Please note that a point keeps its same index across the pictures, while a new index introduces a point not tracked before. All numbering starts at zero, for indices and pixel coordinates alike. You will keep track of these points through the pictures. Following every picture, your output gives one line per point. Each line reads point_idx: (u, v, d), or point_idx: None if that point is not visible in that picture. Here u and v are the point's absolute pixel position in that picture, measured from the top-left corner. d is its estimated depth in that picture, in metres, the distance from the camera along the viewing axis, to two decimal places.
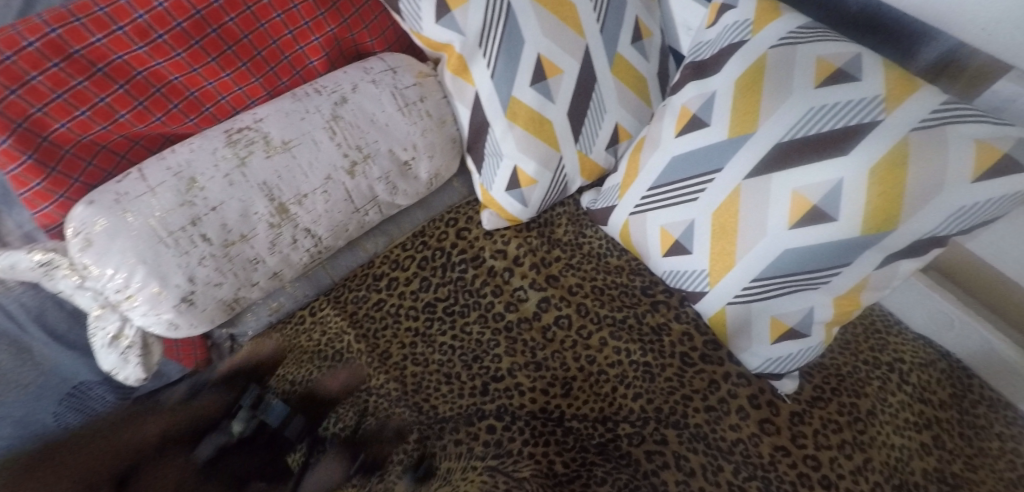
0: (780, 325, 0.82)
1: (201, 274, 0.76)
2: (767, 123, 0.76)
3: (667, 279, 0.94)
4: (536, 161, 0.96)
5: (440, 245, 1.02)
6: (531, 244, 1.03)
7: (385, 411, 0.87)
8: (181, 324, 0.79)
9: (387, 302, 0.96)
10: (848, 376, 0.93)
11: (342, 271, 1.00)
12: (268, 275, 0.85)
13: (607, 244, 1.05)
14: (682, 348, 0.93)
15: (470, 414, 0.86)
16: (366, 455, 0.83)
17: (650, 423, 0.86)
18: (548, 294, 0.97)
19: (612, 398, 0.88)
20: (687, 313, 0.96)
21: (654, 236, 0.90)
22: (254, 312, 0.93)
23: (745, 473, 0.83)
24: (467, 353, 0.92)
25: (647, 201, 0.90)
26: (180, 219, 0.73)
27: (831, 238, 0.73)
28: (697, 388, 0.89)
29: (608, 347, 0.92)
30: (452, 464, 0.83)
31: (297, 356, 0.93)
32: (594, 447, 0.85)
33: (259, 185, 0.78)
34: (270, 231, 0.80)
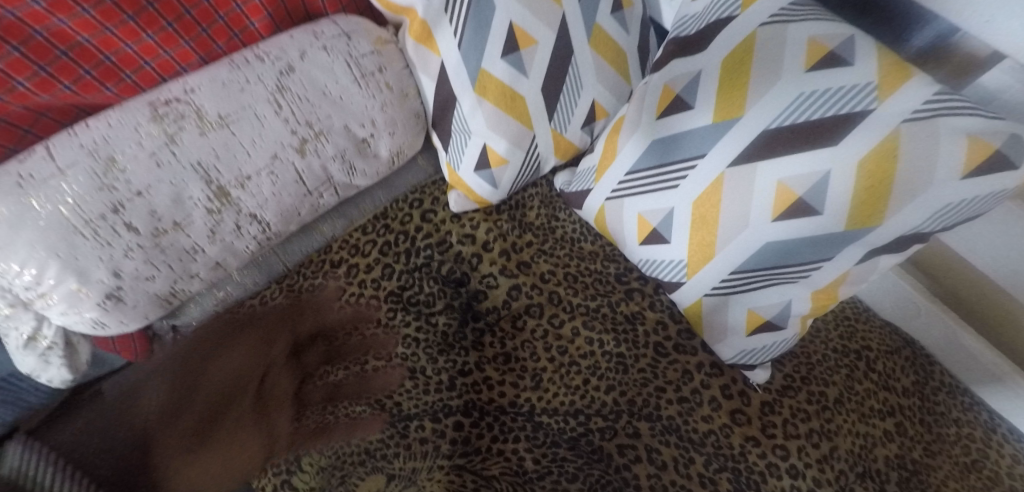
0: (756, 317, 0.80)
1: (128, 268, 0.68)
2: (748, 111, 0.71)
3: (644, 269, 0.91)
4: (506, 140, 0.89)
5: (403, 229, 0.94)
6: (501, 228, 0.97)
7: (345, 408, 0.81)
8: (107, 322, 0.72)
9: (346, 292, 0.89)
10: (818, 364, 0.93)
11: (296, 257, 0.92)
12: (210, 265, 0.77)
13: (581, 228, 1.00)
14: (656, 337, 0.90)
15: (436, 410, 0.82)
16: (324, 457, 0.79)
17: (622, 416, 0.84)
18: (518, 282, 0.92)
19: (583, 392, 0.85)
20: (661, 302, 0.94)
21: (631, 223, 0.86)
22: (197, 302, 0.85)
23: (715, 465, 0.82)
24: (432, 346, 0.87)
25: (624, 186, 0.86)
26: (97, 206, 0.64)
27: (814, 231, 0.70)
28: (670, 378, 0.87)
29: (580, 338, 0.88)
30: (417, 463, 0.79)
31: None
32: (565, 442, 0.82)
33: (193, 166, 0.68)
34: (208, 217, 0.72)
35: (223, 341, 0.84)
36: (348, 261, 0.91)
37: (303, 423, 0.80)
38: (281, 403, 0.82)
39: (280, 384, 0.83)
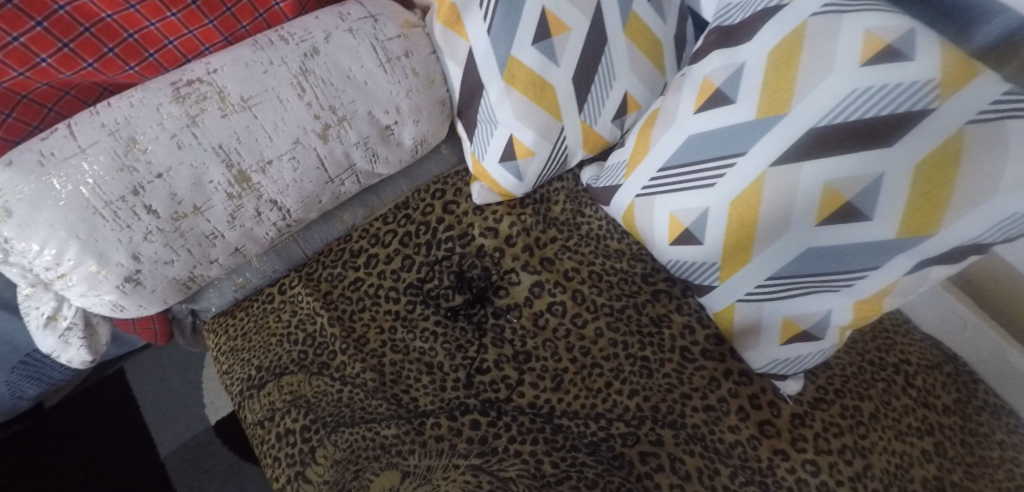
0: (792, 326, 0.76)
1: (148, 251, 0.67)
2: (796, 107, 0.66)
3: (673, 271, 0.87)
4: (534, 132, 0.86)
5: (425, 220, 0.93)
6: (524, 222, 0.94)
7: (360, 402, 0.79)
8: (125, 306, 0.71)
9: (365, 282, 0.89)
10: (853, 377, 0.89)
11: (315, 245, 0.93)
12: (230, 250, 0.76)
13: (607, 225, 0.96)
14: (682, 342, 0.87)
15: (453, 408, 0.80)
16: (338, 450, 0.76)
17: (646, 422, 0.80)
18: (541, 278, 0.89)
19: (604, 395, 0.82)
20: (689, 305, 0.90)
21: (661, 222, 0.82)
22: (216, 288, 0.87)
23: (742, 478, 0.78)
24: (451, 341, 0.85)
25: (656, 183, 0.81)
26: (119, 188, 0.63)
27: (860, 238, 0.66)
28: (696, 385, 0.84)
29: (603, 339, 0.86)
30: (433, 461, 0.76)
31: (264, 339, 0.85)
32: (586, 446, 0.78)
33: (214, 149, 0.67)
34: (228, 201, 0.70)
35: (258, 341, 0.85)
36: (367, 252, 0.91)
37: (317, 414, 0.78)
38: (297, 393, 0.80)
39: (296, 374, 0.82)
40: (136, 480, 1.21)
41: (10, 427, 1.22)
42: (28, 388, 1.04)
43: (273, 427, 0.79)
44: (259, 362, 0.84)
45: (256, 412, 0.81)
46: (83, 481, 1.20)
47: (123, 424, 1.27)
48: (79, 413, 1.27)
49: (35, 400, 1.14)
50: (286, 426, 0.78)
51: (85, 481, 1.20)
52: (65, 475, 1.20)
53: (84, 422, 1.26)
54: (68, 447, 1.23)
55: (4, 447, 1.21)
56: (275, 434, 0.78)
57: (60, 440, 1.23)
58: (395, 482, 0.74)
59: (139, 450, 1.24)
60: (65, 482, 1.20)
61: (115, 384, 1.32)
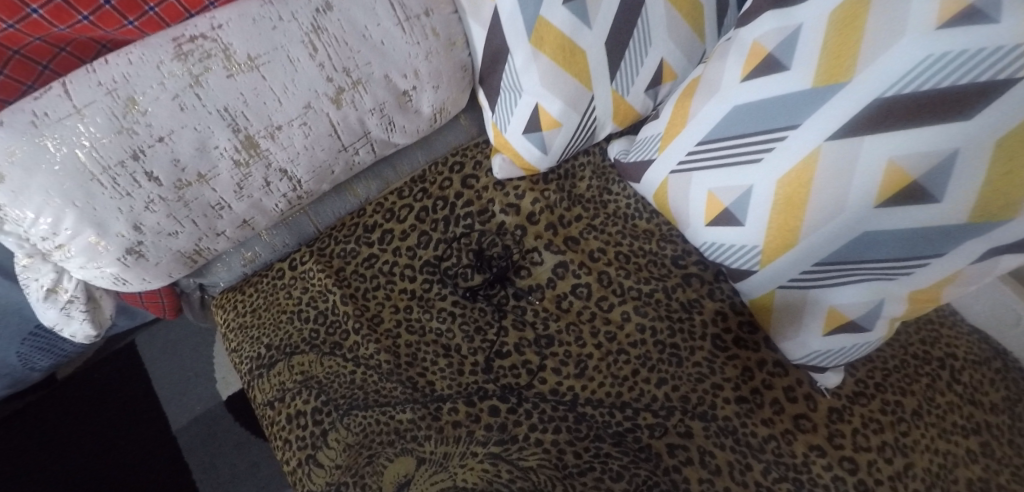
0: (838, 316, 0.71)
1: (150, 222, 0.63)
2: (861, 75, 0.59)
3: (708, 254, 0.81)
4: (561, 101, 0.80)
5: (443, 195, 0.89)
6: (548, 199, 0.89)
7: (374, 384, 0.76)
8: (128, 279, 0.67)
9: (380, 259, 0.84)
10: (895, 371, 0.83)
11: (328, 220, 0.88)
12: (237, 223, 0.71)
13: (635, 204, 0.90)
14: (714, 329, 0.82)
15: (471, 393, 0.76)
16: (351, 434, 0.73)
17: (675, 413, 0.76)
18: (565, 259, 0.84)
19: (630, 384, 0.77)
20: (721, 290, 0.84)
21: (698, 201, 0.76)
22: (224, 262, 0.83)
23: (776, 474, 0.74)
24: (469, 323, 0.80)
25: (694, 158, 0.75)
26: (118, 152, 0.58)
27: (925, 222, 0.60)
28: (728, 375, 0.79)
29: (630, 324, 0.81)
30: (449, 448, 0.72)
31: (274, 316, 0.82)
32: (610, 436, 0.74)
33: (219, 112, 0.61)
34: (234, 169, 0.65)
35: (268, 318, 0.82)
36: (382, 227, 0.86)
37: (329, 396, 0.75)
38: (308, 373, 0.77)
39: (307, 353, 0.78)
40: (148, 453, 1.20)
41: (24, 397, 1.21)
42: (40, 359, 1.02)
43: (283, 408, 0.75)
44: (268, 340, 0.80)
45: (265, 392, 0.77)
46: (95, 453, 1.19)
47: (135, 397, 1.25)
48: (92, 385, 1.25)
49: (47, 371, 1.13)
50: (297, 408, 0.75)
51: (98, 453, 1.19)
52: (79, 446, 1.19)
53: (96, 394, 1.25)
54: (80, 419, 1.22)
55: (17, 417, 1.21)
56: (284, 416, 0.75)
57: (73, 412, 1.22)
58: (409, 468, 0.71)
59: (151, 423, 1.23)
60: (78, 453, 1.19)
61: (127, 357, 1.30)
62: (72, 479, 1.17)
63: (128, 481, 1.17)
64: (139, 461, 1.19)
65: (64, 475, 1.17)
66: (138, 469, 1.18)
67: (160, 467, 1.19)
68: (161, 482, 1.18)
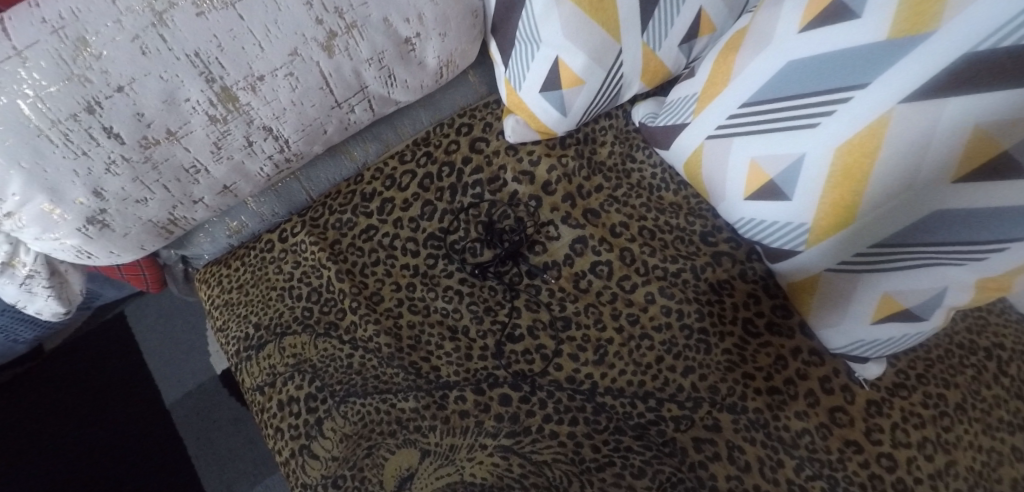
0: (891, 304, 0.63)
1: (114, 187, 0.55)
2: (951, 22, 0.49)
3: (744, 232, 0.73)
4: (585, 54, 0.70)
5: (449, 160, 0.80)
6: (566, 167, 0.80)
7: (374, 369, 0.69)
8: (93, 252, 0.59)
9: (379, 231, 0.76)
10: (938, 361, 0.76)
11: (322, 187, 0.80)
12: (217, 189, 0.63)
13: (661, 174, 0.82)
14: (745, 313, 0.74)
15: (481, 380, 0.69)
16: (348, 423, 0.67)
17: (702, 405, 0.69)
18: (584, 234, 0.76)
19: (654, 372, 0.71)
20: (755, 270, 0.77)
21: (738, 172, 0.68)
22: (207, 232, 0.75)
23: (809, 471, 0.68)
24: (478, 303, 0.73)
25: (736, 122, 0.66)
26: (69, 104, 0.48)
27: (1011, 201, 0.51)
28: (760, 364, 0.72)
29: (654, 307, 0.74)
30: (457, 440, 0.66)
31: (263, 292, 0.74)
32: (632, 429, 0.68)
33: (189, 58, 0.51)
34: (209, 126, 0.56)
35: (257, 295, 0.74)
36: (382, 195, 0.78)
37: (324, 381, 0.68)
38: (301, 356, 0.70)
39: (299, 334, 0.71)
40: (141, 428, 1.15)
41: (9, 370, 1.15)
42: (23, 331, 0.95)
43: (275, 394, 0.69)
44: (257, 319, 0.73)
45: (254, 376, 0.70)
46: (86, 428, 1.14)
47: (124, 370, 1.19)
48: (80, 357, 1.19)
49: (31, 344, 1.06)
50: (289, 394, 0.68)
51: (89, 427, 1.14)
52: (68, 420, 1.14)
53: (84, 366, 1.18)
54: (69, 392, 1.16)
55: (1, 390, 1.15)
56: (276, 402, 0.68)
57: (61, 385, 1.16)
58: (413, 461, 0.65)
59: (143, 398, 1.17)
60: (68, 428, 1.14)
61: (116, 328, 1.24)
62: (63, 455, 1.12)
63: (121, 457, 1.12)
64: (132, 437, 1.14)
65: (53, 450, 1.12)
66: (132, 444, 1.14)
67: (154, 442, 1.14)
68: (155, 457, 1.13)
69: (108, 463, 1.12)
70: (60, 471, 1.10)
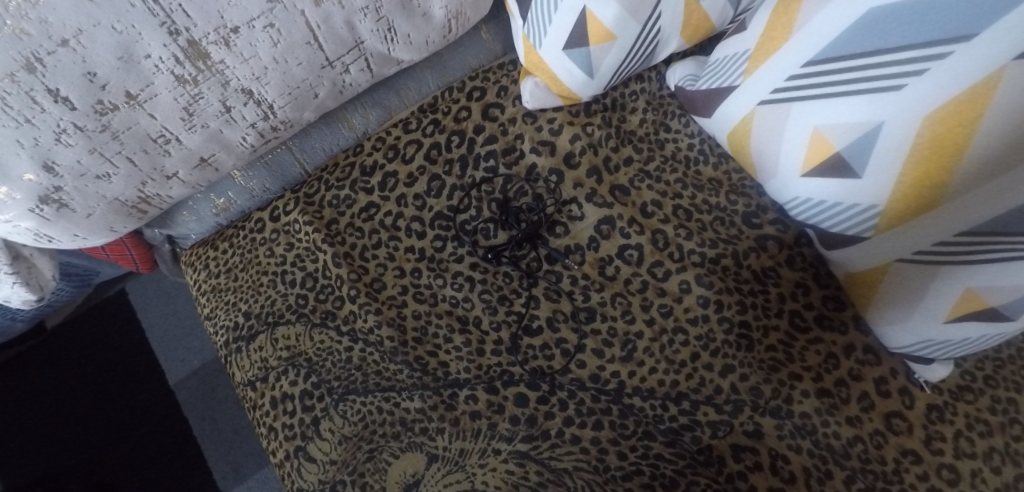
0: (974, 302, 0.53)
1: (68, 161, 0.47)
2: None
3: (795, 213, 0.64)
4: (618, 4, 0.59)
5: (459, 128, 0.71)
6: (591, 136, 0.70)
7: (376, 364, 0.62)
8: (53, 235, 0.52)
9: (381, 210, 0.68)
10: (1008, 363, 0.66)
11: (317, 158, 0.72)
12: (193, 162, 0.55)
13: (698, 145, 0.72)
14: (792, 305, 0.66)
15: (494, 378, 0.62)
16: (348, 424, 0.60)
17: (743, 409, 0.62)
18: (611, 214, 0.67)
19: (688, 371, 0.63)
20: (803, 257, 0.68)
21: (795, 144, 0.58)
22: (192, 210, 0.67)
23: (861, 485, 0.60)
24: (492, 291, 0.65)
25: (796, 85, 0.56)
26: (3, 61, 0.39)
27: None
28: (808, 363, 0.64)
29: (689, 297, 0.65)
30: (467, 444, 0.60)
31: (253, 277, 0.67)
32: (663, 434, 0.61)
33: (147, 5, 0.42)
34: (177, 88, 0.48)
35: (247, 281, 0.67)
36: (384, 168, 0.70)
37: (321, 377, 0.62)
38: (296, 349, 0.63)
39: (293, 324, 0.64)
40: (146, 408, 1.10)
41: (12, 347, 1.12)
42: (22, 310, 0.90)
43: (267, 390, 0.62)
44: (247, 307, 0.66)
45: (245, 370, 0.64)
46: (90, 408, 1.10)
47: (125, 349, 1.14)
48: (82, 335, 1.14)
49: (31, 322, 1.02)
50: (283, 390, 0.62)
51: (93, 408, 1.10)
52: (72, 400, 1.10)
53: (86, 345, 1.14)
54: (72, 371, 1.12)
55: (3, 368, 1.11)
56: (269, 400, 0.62)
57: (64, 363, 1.12)
58: (419, 467, 0.59)
59: (145, 377, 1.13)
60: (72, 408, 1.10)
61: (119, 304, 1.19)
62: (68, 436, 1.08)
63: (127, 439, 1.08)
64: (137, 417, 1.10)
65: (59, 431, 1.08)
66: (137, 425, 1.09)
67: (160, 422, 1.10)
68: (161, 438, 1.09)
69: (114, 445, 1.08)
70: (66, 452, 1.07)
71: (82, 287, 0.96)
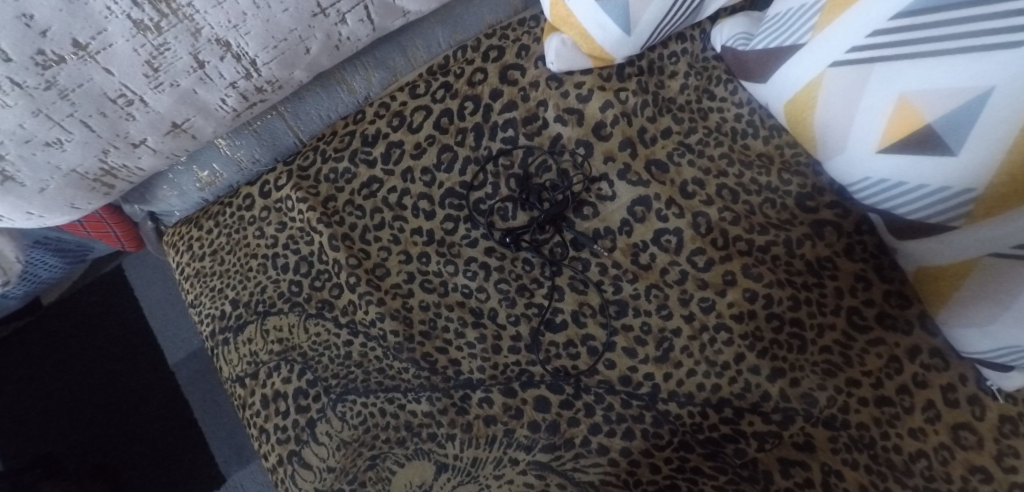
0: None
1: (9, 125, 0.39)
2: None
3: (865, 196, 0.55)
4: None
5: (473, 93, 0.62)
6: (625, 104, 0.61)
7: (379, 361, 0.55)
8: (4, 213, 0.46)
9: (385, 185, 0.60)
10: None
11: (313, 126, 0.63)
12: (163, 128, 0.47)
13: (747, 116, 0.63)
14: (851, 301, 0.58)
15: (513, 378, 0.55)
16: (347, 427, 0.54)
17: (795, 420, 0.54)
18: (646, 194, 0.59)
19: (731, 375, 0.55)
20: (864, 246, 0.59)
21: (874, 113, 0.49)
22: (172, 184, 0.60)
23: None
24: (510, 281, 0.58)
25: (880, 42, 0.47)
26: None
27: None
28: (868, 368, 0.56)
29: (735, 290, 0.57)
30: (481, 453, 0.53)
31: (241, 261, 0.60)
32: (701, 445, 0.54)
33: None
34: (135, 37, 0.39)
35: (234, 264, 0.60)
36: (387, 138, 0.61)
37: (317, 373, 0.55)
38: (289, 342, 0.56)
39: (285, 313, 0.57)
40: (144, 390, 1.02)
41: (8, 324, 1.04)
42: (14, 290, 0.82)
43: (258, 387, 0.56)
44: (235, 294, 0.59)
45: (233, 365, 0.57)
46: (87, 390, 1.02)
47: (124, 327, 1.05)
48: (78, 314, 1.06)
49: (26, 300, 0.95)
50: (275, 388, 0.55)
51: (93, 387, 1.02)
52: (71, 378, 1.02)
53: (83, 325, 1.05)
54: (71, 347, 1.04)
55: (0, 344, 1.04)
56: (259, 398, 0.55)
57: (62, 340, 1.04)
58: (427, 477, 0.52)
59: (145, 356, 1.04)
60: (69, 391, 1.02)
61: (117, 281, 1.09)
62: (68, 414, 1.01)
63: (127, 420, 1.01)
64: (137, 398, 1.02)
65: (58, 410, 1.01)
66: (136, 407, 1.01)
67: (159, 405, 1.01)
68: (162, 421, 1.01)
69: (115, 426, 1.00)
70: (65, 436, 1.00)
71: (78, 262, 0.88)
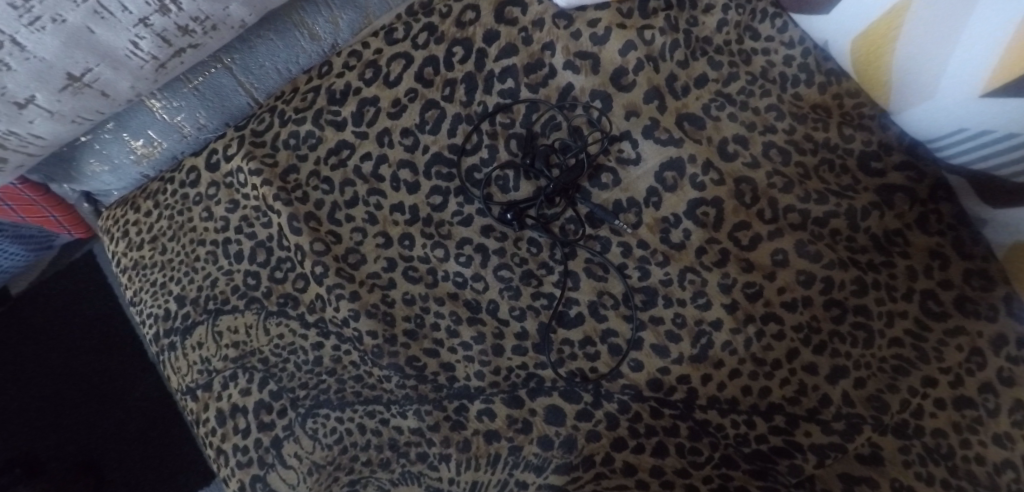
0: None
1: None
2: None
3: (967, 150, 0.43)
4: None
5: (464, 34, 0.51)
6: (651, 45, 0.50)
7: (355, 368, 0.46)
8: None
9: (357, 152, 0.49)
10: None
11: (269, 83, 0.52)
12: (54, 81, 0.36)
13: (799, 59, 0.51)
14: (925, 282, 0.47)
15: (519, 384, 0.46)
16: (319, 447, 0.45)
17: (863, 431, 0.44)
18: (678, 156, 0.48)
19: (783, 375, 0.45)
20: (940, 216, 0.48)
21: (985, 44, 0.36)
22: (100, 157, 0.50)
23: None
24: (513, 266, 0.47)
25: None
26: None
27: None
28: (946, 364, 0.44)
29: (785, 273, 0.47)
30: (482, 476, 0.44)
31: (187, 248, 0.50)
32: (747, 461, 0.44)
33: None
34: None
35: (177, 253, 0.50)
36: (360, 93, 0.50)
37: (281, 384, 0.46)
38: (247, 346, 0.47)
39: (241, 312, 0.48)
40: (121, 381, 0.83)
41: None
42: None
43: (214, 401, 0.46)
44: (180, 289, 0.49)
45: (182, 376, 0.48)
46: (59, 382, 0.84)
47: (94, 313, 0.86)
48: (41, 301, 0.86)
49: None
50: (232, 402, 0.46)
51: (66, 378, 0.84)
52: (41, 368, 0.84)
53: (46, 312, 0.86)
54: (37, 335, 0.85)
55: None
56: (214, 414, 0.46)
57: (26, 327, 0.85)
58: None
59: (122, 343, 0.85)
60: (38, 383, 0.84)
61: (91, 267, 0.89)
62: (40, 411, 0.83)
63: (107, 416, 0.82)
64: (116, 390, 0.83)
65: (27, 406, 0.83)
66: (114, 400, 0.83)
67: (141, 398, 0.83)
68: (145, 415, 0.82)
69: (94, 422, 0.82)
70: (39, 434, 0.82)
71: (41, 248, 0.78)
